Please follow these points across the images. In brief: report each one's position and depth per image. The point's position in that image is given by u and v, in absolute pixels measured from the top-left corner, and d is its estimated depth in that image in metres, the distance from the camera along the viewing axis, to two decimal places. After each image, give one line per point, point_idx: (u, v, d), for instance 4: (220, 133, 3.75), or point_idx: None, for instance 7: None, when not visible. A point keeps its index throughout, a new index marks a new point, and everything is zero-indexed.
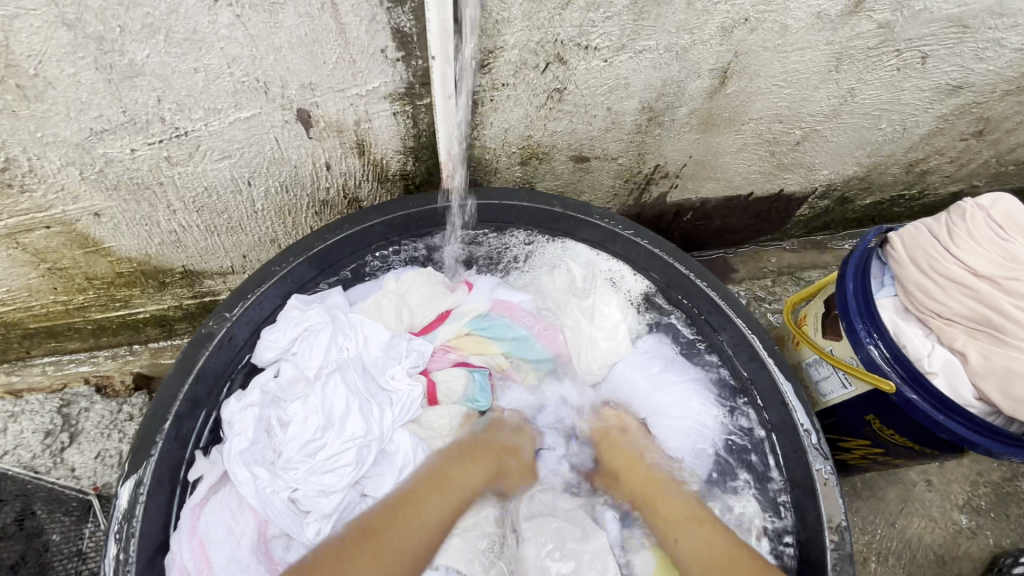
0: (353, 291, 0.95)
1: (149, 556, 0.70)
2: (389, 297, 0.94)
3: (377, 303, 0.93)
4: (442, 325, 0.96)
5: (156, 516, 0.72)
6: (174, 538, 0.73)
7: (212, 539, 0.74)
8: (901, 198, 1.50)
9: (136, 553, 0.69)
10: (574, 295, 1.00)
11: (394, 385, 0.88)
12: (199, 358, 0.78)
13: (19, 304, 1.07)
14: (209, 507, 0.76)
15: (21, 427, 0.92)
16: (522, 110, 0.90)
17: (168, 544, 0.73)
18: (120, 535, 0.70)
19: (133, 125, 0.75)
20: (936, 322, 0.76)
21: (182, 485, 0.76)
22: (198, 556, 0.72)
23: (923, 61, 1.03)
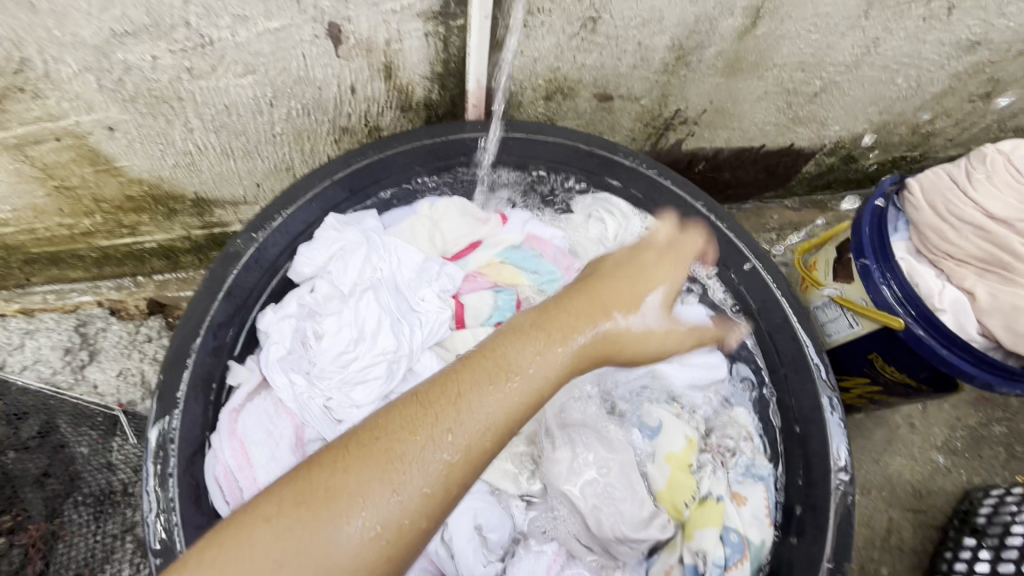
0: (393, 215, 0.97)
1: (187, 457, 0.71)
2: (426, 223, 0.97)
3: (412, 225, 0.96)
4: (473, 252, 0.98)
5: (193, 425, 0.73)
6: (216, 437, 0.75)
7: (251, 440, 0.76)
8: (902, 159, 1.53)
9: (176, 492, 0.69)
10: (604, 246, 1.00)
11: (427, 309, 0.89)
12: (228, 276, 0.79)
13: (23, 226, 1.04)
14: (247, 413, 0.78)
15: (38, 343, 0.92)
16: (554, 38, 0.88)
17: (206, 445, 0.74)
18: (157, 476, 0.70)
19: (157, 28, 0.72)
20: (948, 264, 0.80)
21: (218, 393, 0.77)
22: (238, 452, 0.74)
23: (948, 13, 1.03)
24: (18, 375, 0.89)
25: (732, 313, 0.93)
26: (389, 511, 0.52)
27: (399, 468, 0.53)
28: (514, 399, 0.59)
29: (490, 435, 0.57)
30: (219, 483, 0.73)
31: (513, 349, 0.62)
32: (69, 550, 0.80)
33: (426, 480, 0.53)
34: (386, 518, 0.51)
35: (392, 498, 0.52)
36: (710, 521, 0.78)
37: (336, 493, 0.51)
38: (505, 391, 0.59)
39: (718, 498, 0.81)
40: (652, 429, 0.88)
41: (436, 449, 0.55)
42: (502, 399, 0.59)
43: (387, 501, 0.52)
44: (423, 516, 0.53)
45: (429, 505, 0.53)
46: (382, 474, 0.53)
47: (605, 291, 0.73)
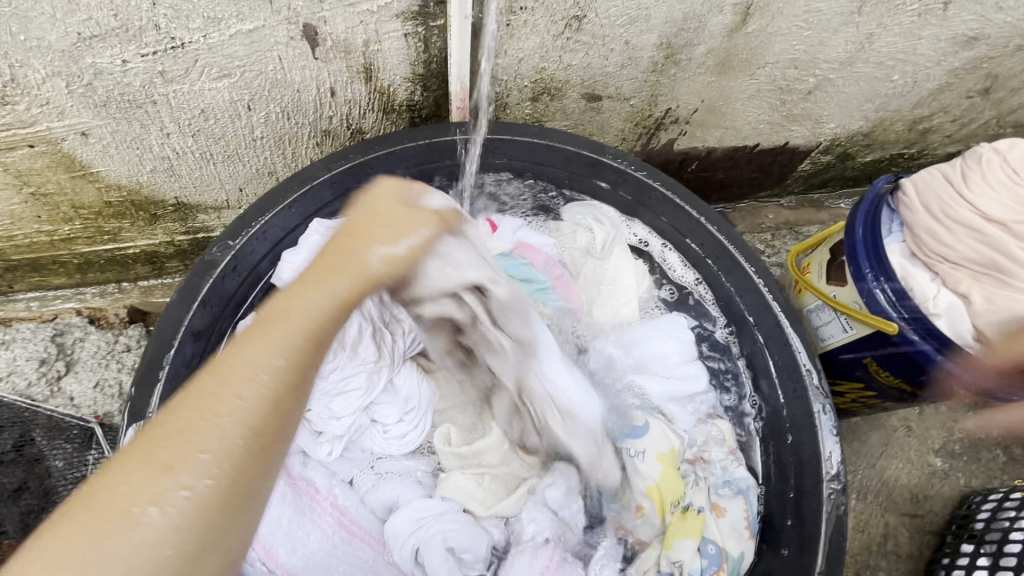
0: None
1: None
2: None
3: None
4: None
5: None
6: None
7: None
8: (899, 157, 1.51)
9: None
10: (592, 257, 0.99)
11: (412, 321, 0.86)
12: (205, 285, 0.77)
13: (1, 233, 1.02)
14: None
15: (14, 354, 0.91)
16: (538, 38, 0.86)
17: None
18: None
19: (125, 31, 0.70)
20: (943, 267, 0.78)
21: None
22: None
23: (944, 7, 1.01)
24: None
25: (723, 327, 0.93)
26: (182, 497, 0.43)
27: (175, 441, 0.44)
28: (298, 349, 0.50)
29: (262, 422, 0.47)
30: None
31: (243, 347, 0.49)
32: None
33: (223, 441, 0.45)
34: (186, 493, 0.43)
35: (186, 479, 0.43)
36: (689, 532, 0.75)
37: (108, 500, 0.42)
38: (282, 338, 0.50)
39: (699, 509, 0.78)
40: (638, 429, 0.83)
41: (223, 417, 0.46)
42: (271, 360, 0.49)
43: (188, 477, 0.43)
44: (230, 483, 0.45)
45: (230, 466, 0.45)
46: (164, 456, 0.44)
47: (345, 239, 0.57)
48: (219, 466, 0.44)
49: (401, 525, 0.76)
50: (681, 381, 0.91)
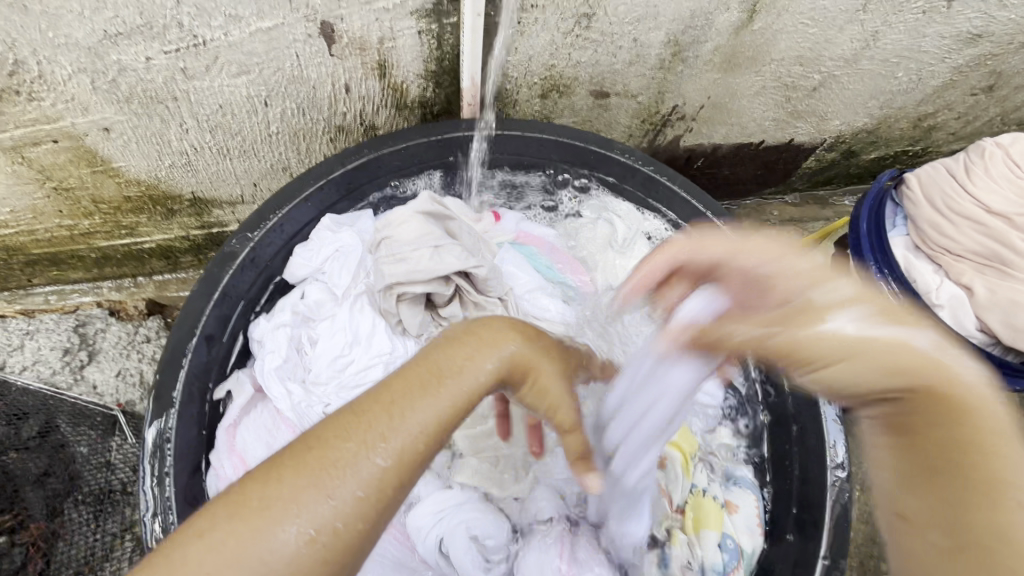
0: (392, 215, 0.84)
1: (187, 476, 0.72)
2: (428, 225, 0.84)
3: (411, 223, 0.83)
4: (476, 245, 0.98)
5: (190, 427, 0.73)
6: (214, 457, 0.76)
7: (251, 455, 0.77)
8: (904, 154, 1.52)
9: (173, 492, 0.69)
10: (611, 250, 1.02)
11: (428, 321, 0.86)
12: (224, 277, 0.79)
13: (23, 227, 1.04)
14: (243, 426, 0.79)
15: (38, 343, 0.93)
16: (548, 36, 0.88)
17: (206, 459, 0.75)
18: (156, 477, 0.70)
19: (150, 29, 0.72)
20: (946, 259, 0.79)
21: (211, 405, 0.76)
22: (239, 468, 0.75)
23: (948, 5, 1.02)
24: (18, 375, 0.90)
25: None
26: (322, 519, 0.42)
27: (334, 471, 0.44)
28: (452, 400, 0.51)
29: (407, 474, 0.46)
30: None
31: (411, 395, 0.49)
32: (70, 549, 0.80)
33: (374, 481, 0.44)
34: (319, 523, 0.42)
35: (334, 504, 0.43)
36: (711, 521, 0.82)
37: (258, 504, 0.42)
38: (446, 399, 0.50)
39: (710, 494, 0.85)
40: None
41: (379, 450, 0.45)
42: (440, 403, 0.49)
43: (339, 500, 0.43)
44: (360, 522, 0.43)
45: (370, 514, 0.44)
46: (324, 483, 0.43)
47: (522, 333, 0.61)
48: (354, 505, 0.43)
49: (420, 521, 0.78)
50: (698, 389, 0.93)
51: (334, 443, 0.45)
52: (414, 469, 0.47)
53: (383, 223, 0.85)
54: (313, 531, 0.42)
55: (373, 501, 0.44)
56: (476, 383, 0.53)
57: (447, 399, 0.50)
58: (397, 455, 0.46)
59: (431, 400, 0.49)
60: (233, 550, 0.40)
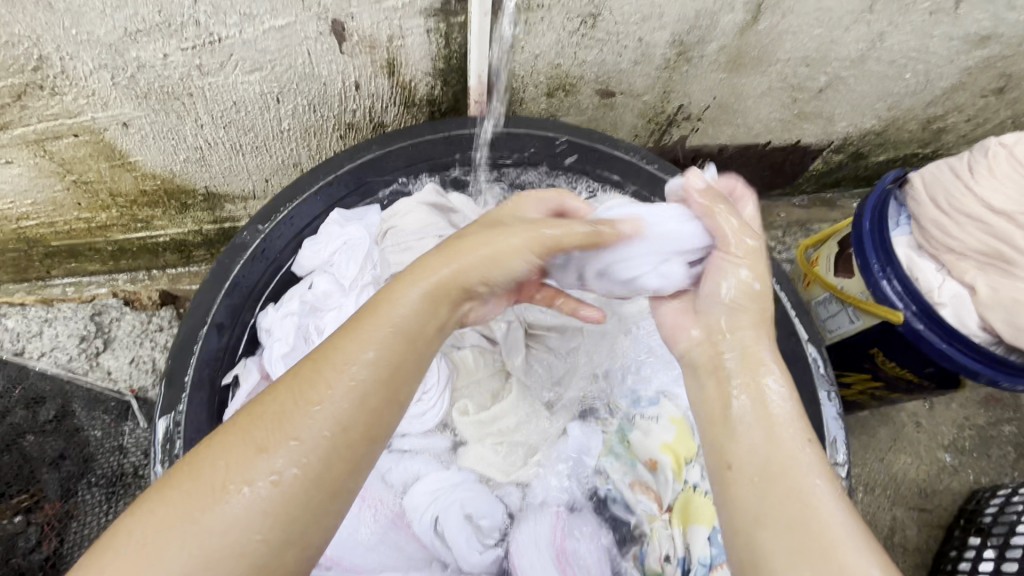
0: (397, 205, 0.93)
1: None
2: (427, 215, 0.93)
3: (415, 212, 0.93)
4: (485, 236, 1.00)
5: (199, 414, 0.75)
6: None
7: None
8: (913, 156, 1.51)
9: None
10: None
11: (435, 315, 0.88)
12: (235, 267, 0.81)
13: (43, 219, 1.08)
14: None
15: (56, 331, 0.96)
16: (555, 35, 0.90)
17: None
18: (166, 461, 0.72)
19: (168, 27, 0.74)
20: (949, 257, 0.79)
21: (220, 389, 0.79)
22: None
23: (956, 6, 1.02)
24: (37, 361, 0.93)
25: None
26: (283, 469, 0.47)
27: (265, 427, 0.49)
28: (390, 335, 0.54)
29: (341, 415, 0.50)
30: None
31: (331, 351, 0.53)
32: (83, 528, 0.82)
33: (318, 430, 0.49)
34: (269, 482, 0.47)
35: (278, 458, 0.48)
36: (703, 517, 0.74)
37: (206, 475, 0.47)
38: (375, 330, 0.54)
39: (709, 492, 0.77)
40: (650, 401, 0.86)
41: (316, 406, 0.50)
42: (385, 343, 0.54)
43: (286, 452, 0.48)
44: (309, 468, 0.48)
45: (322, 459, 0.49)
46: (257, 437, 0.48)
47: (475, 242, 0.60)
48: (296, 459, 0.48)
49: (420, 497, 0.80)
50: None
51: (270, 412, 0.50)
52: (363, 414, 0.51)
53: (389, 214, 0.93)
54: (267, 480, 0.47)
55: (336, 442, 0.49)
56: (405, 317, 0.55)
57: (393, 346, 0.54)
58: (346, 400, 0.51)
59: (372, 342, 0.53)
60: (188, 513, 0.45)
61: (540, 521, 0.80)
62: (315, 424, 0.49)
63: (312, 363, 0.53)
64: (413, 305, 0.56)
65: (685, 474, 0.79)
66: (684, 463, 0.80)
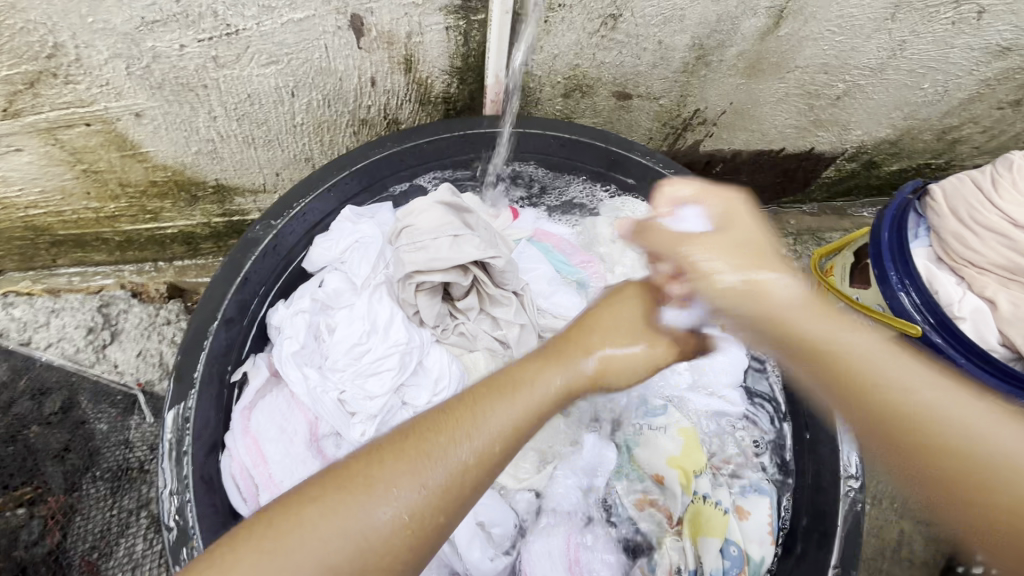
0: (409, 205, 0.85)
1: (203, 452, 0.73)
2: (441, 213, 0.83)
3: (429, 211, 0.83)
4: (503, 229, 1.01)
5: (208, 414, 0.74)
6: (229, 437, 0.76)
7: (265, 436, 0.77)
8: (926, 167, 1.50)
9: (191, 472, 0.70)
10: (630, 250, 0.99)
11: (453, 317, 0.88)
12: (247, 262, 0.80)
13: (51, 208, 1.07)
14: (258, 410, 0.79)
15: (63, 322, 0.95)
16: (574, 35, 0.89)
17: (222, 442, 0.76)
18: (173, 456, 0.70)
19: (185, 18, 0.74)
20: (969, 272, 0.78)
21: (230, 386, 0.78)
22: (252, 450, 0.75)
23: (978, 17, 1.01)
24: (43, 352, 0.92)
25: None
26: (409, 504, 0.50)
27: (425, 460, 0.52)
28: (530, 403, 0.58)
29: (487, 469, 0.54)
30: (236, 480, 0.74)
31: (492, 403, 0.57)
32: (87, 523, 0.80)
33: (456, 475, 0.52)
34: (413, 508, 0.50)
35: (421, 490, 0.50)
36: (714, 530, 0.77)
37: (371, 481, 0.50)
38: (513, 400, 0.57)
39: (723, 508, 0.79)
40: (657, 411, 0.88)
41: (465, 452, 0.53)
42: (518, 409, 0.56)
43: (426, 485, 0.51)
44: (439, 511, 0.51)
45: (449, 501, 0.51)
46: (416, 471, 0.51)
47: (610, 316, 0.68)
48: (437, 496, 0.51)
49: None
50: (718, 400, 0.91)
51: (421, 452, 0.52)
52: (485, 469, 0.54)
53: (401, 215, 0.85)
54: (409, 509, 0.50)
55: (466, 492, 0.52)
56: (545, 394, 0.59)
57: (534, 417, 0.58)
58: (481, 452, 0.53)
59: (512, 403, 0.57)
60: (334, 522, 0.48)
61: (553, 529, 0.79)
62: (456, 463, 0.52)
63: (464, 414, 0.56)
64: (548, 382, 0.60)
65: (695, 486, 0.81)
66: (693, 475, 0.81)
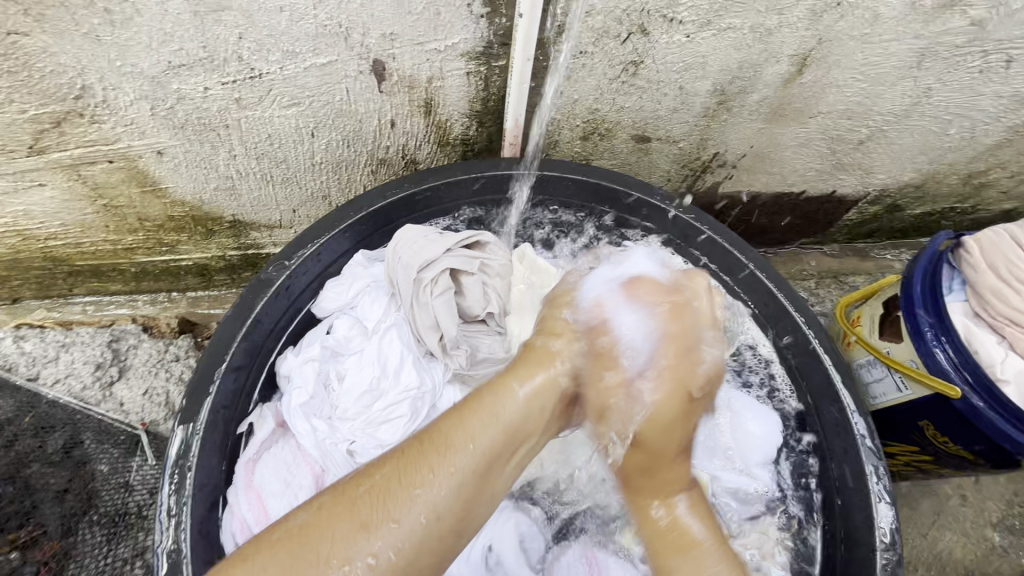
0: (401, 230, 0.85)
1: (204, 511, 0.70)
2: (439, 243, 0.84)
3: (411, 241, 0.83)
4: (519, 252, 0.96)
5: (211, 468, 0.72)
6: (232, 492, 0.73)
7: (269, 491, 0.73)
8: (952, 210, 1.47)
9: (189, 517, 0.69)
10: None
11: (452, 353, 0.83)
12: (259, 302, 0.79)
13: (70, 240, 1.08)
14: (262, 463, 0.76)
15: (73, 357, 0.95)
16: (595, 81, 0.88)
17: (225, 494, 0.73)
18: (184, 504, 0.69)
19: (210, 62, 0.74)
20: (1011, 331, 0.74)
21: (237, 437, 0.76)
22: (255, 505, 0.72)
23: (1006, 66, 0.99)
24: (51, 388, 0.92)
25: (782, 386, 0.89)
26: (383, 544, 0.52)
27: (382, 505, 0.53)
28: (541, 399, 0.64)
29: (478, 479, 0.57)
30: (235, 538, 0.71)
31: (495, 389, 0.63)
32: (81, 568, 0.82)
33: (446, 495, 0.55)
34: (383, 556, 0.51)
35: (387, 531, 0.52)
36: None
37: (319, 536, 0.52)
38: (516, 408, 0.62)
39: None
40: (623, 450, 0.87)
41: (448, 472, 0.56)
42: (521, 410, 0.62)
43: (389, 531, 0.52)
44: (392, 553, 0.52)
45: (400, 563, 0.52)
46: (411, 479, 0.55)
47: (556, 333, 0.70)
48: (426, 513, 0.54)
49: None
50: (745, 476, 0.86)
51: (418, 461, 0.56)
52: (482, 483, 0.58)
53: (391, 246, 0.85)
54: (366, 558, 0.51)
55: (431, 528, 0.54)
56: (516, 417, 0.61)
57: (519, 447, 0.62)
58: (473, 465, 0.57)
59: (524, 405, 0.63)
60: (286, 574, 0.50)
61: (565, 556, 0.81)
62: (446, 470, 0.56)
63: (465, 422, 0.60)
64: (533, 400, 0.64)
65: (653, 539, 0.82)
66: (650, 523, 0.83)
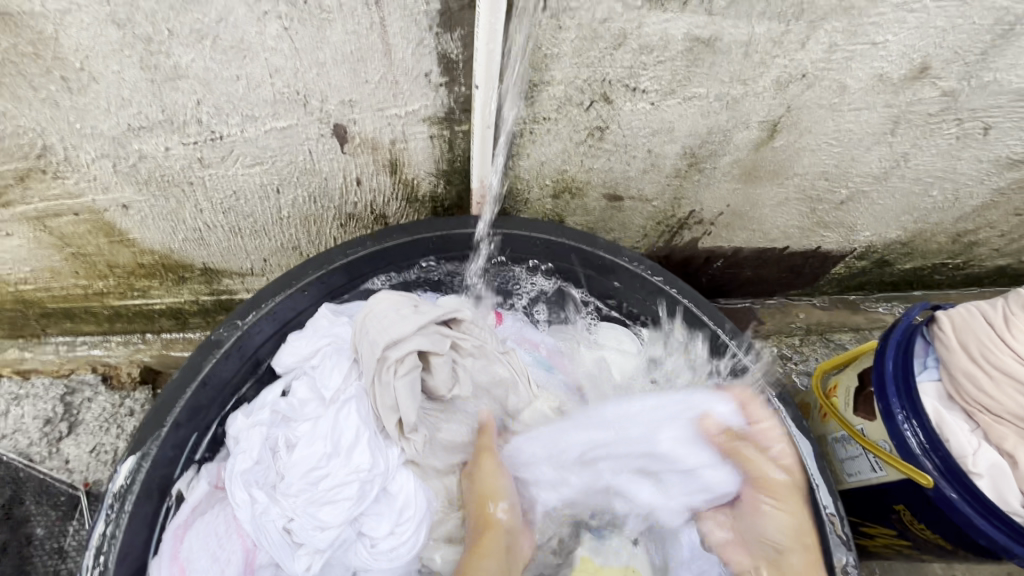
0: (376, 298, 0.83)
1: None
2: (412, 320, 0.81)
3: (385, 306, 0.82)
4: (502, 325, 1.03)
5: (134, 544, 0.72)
6: (155, 562, 0.73)
7: (193, 567, 0.73)
8: (944, 266, 1.43)
9: None
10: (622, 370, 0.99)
11: (410, 436, 0.83)
12: (206, 364, 0.78)
13: (41, 284, 1.08)
14: (192, 531, 0.76)
15: (23, 411, 0.96)
16: (561, 144, 0.88)
17: (148, 567, 0.72)
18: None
19: (171, 124, 0.75)
20: (985, 419, 0.71)
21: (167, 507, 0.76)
22: None
23: (984, 133, 0.98)
24: None
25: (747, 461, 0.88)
26: None
27: None
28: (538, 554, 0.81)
29: None
30: None
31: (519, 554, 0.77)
32: None
33: None
34: None
35: None
36: None
37: None
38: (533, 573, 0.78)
39: None
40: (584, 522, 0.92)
41: None
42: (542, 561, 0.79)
43: None
44: None
45: None
46: None
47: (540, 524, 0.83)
48: None
49: None
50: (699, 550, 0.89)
51: None
52: None
53: (364, 312, 0.83)
54: None
55: None
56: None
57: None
58: None
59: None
60: None
61: None
62: None
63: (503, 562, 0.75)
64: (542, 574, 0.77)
65: None
66: None
